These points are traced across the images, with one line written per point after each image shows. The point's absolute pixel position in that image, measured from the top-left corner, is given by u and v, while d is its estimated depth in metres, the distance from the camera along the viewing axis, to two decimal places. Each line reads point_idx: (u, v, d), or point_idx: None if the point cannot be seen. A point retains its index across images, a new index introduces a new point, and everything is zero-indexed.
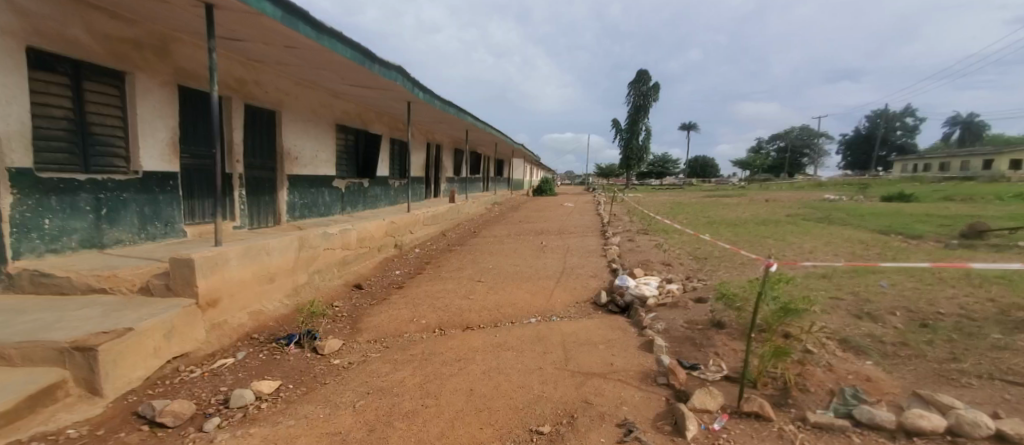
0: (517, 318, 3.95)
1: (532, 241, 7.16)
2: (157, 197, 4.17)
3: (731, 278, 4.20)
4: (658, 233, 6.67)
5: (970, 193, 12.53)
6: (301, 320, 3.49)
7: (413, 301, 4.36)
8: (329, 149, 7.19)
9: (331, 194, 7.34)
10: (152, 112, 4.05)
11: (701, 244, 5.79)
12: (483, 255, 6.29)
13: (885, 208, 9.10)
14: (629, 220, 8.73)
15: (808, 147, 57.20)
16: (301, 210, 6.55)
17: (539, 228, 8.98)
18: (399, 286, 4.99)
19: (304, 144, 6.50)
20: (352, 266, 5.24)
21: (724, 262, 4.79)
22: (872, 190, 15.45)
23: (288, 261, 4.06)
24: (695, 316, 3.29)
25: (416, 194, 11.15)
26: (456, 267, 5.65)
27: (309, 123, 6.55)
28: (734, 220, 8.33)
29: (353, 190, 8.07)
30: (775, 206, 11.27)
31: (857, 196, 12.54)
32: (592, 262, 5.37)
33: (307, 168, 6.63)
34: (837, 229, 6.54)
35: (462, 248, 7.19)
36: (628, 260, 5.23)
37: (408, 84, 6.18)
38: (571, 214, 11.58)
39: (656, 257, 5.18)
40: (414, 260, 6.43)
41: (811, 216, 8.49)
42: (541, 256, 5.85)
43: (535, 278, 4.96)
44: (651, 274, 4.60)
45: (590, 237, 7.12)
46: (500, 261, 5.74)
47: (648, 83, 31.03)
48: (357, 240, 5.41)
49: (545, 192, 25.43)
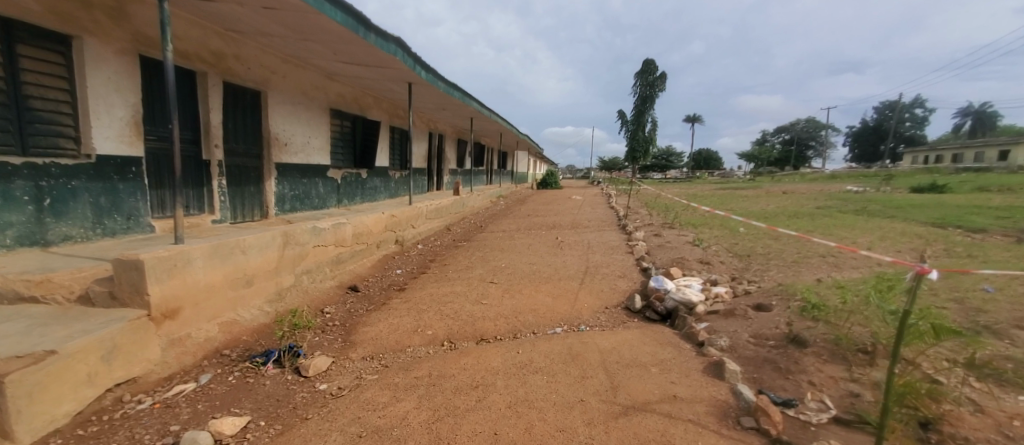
0: (540, 329, 3.34)
1: (546, 237, 6.55)
2: (116, 186, 3.54)
3: (788, 281, 3.58)
4: (685, 228, 6.04)
5: (1005, 185, 11.83)
6: (279, 333, 2.81)
7: (417, 307, 3.77)
8: (322, 135, 6.55)
9: (325, 185, 6.73)
10: (107, 84, 3.41)
11: (739, 239, 5.17)
12: (494, 251, 5.69)
13: (924, 200, 8.45)
14: (648, 214, 8.13)
15: (815, 140, 56.32)
16: (292, 203, 5.94)
17: (550, 222, 8.37)
18: (400, 288, 4.40)
19: (294, 129, 5.87)
20: (346, 265, 4.64)
21: (773, 261, 4.17)
22: (896, 181, 14.74)
23: (270, 261, 3.46)
24: (763, 329, 2.67)
25: (418, 186, 10.54)
26: (464, 266, 5.06)
27: (299, 106, 5.91)
28: (762, 213, 7.71)
29: (350, 181, 7.45)
30: (799, 198, 10.63)
31: (884, 188, 11.90)
32: (618, 260, 4.76)
33: (298, 157, 6.01)
34: (885, 223, 5.92)
35: (470, 243, 6.58)
36: (660, 258, 4.61)
37: (409, 61, 5.53)
38: (583, 207, 10.97)
39: (691, 255, 4.57)
40: (416, 258, 5.83)
41: (845, 209, 7.87)
42: (559, 253, 5.24)
43: (556, 278, 4.35)
44: (691, 275, 3.99)
45: (610, 232, 6.51)
46: (514, 259, 5.13)
47: (655, 73, 30.22)
48: (352, 236, 4.79)
49: (550, 185, 24.82)
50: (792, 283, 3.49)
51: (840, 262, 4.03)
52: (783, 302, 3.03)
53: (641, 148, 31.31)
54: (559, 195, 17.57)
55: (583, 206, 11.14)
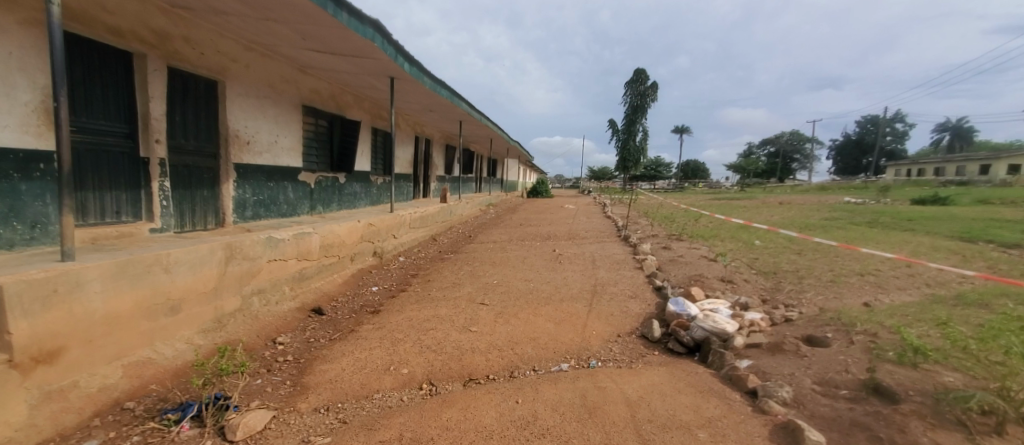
0: (542, 365, 2.71)
1: (542, 249, 5.94)
2: (16, 186, 2.67)
3: (833, 307, 3.03)
4: (695, 240, 5.51)
5: (1001, 198, 11.72)
6: (195, 382, 1.98)
7: (392, 335, 3.12)
8: (293, 135, 5.88)
9: (296, 189, 6.04)
10: (7, 61, 2.53)
11: (757, 254, 4.64)
12: (484, 265, 5.06)
13: (933, 212, 8.10)
14: (649, 224, 7.61)
15: (800, 152, 57.28)
16: (254, 209, 5.25)
17: (545, 232, 7.77)
18: (374, 310, 3.73)
19: (259, 126, 5.20)
20: (310, 282, 3.96)
21: (805, 280, 3.63)
22: (890, 192, 14.57)
23: (205, 282, 2.77)
24: (829, 374, 2.09)
25: (402, 193, 9.87)
26: (451, 282, 4.41)
27: (264, 101, 5.26)
28: (771, 224, 7.25)
29: (325, 185, 6.77)
30: (800, 210, 10.26)
31: (884, 200, 11.64)
32: (626, 277, 4.18)
33: (263, 157, 5.33)
34: (909, 236, 5.48)
35: (457, 256, 5.94)
36: (675, 276, 4.04)
37: (390, 50, 4.92)
38: (578, 217, 10.44)
39: (710, 273, 4.00)
40: (397, 273, 5.16)
41: (854, 221, 7.47)
42: (559, 269, 4.63)
43: (557, 299, 3.74)
44: (715, 297, 3.42)
45: (612, 244, 5.94)
46: (508, 275, 4.50)
47: (645, 83, 30.19)
48: (319, 248, 4.14)
49: (541, 194, 24.34)
50: (839, 310, 2.94)
51: (883, 282, 3.51)
52: (840, 334, 2.47)
53: (631, 158, 31.18)
54: (551, 204, 17.05)
55: (577, 216, 10.60)
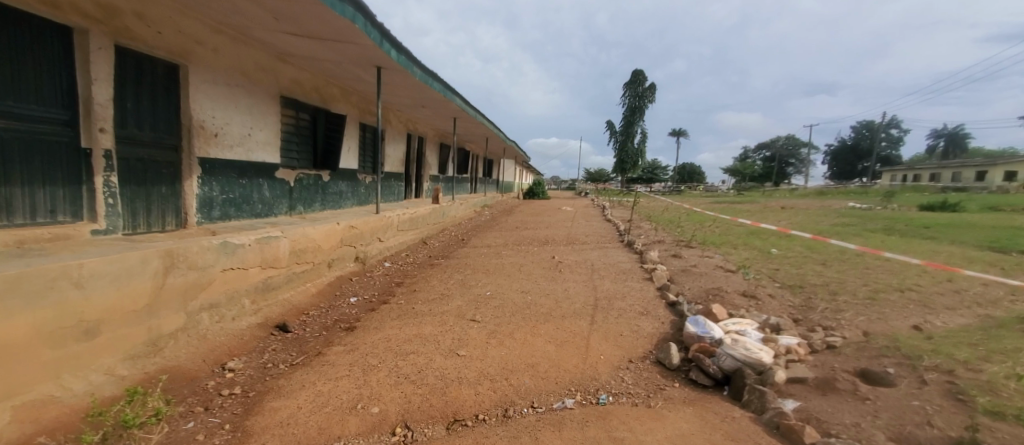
0: (542, 401, 2.26)
1: (539, 255, 5.48)
2: None
3: (880, 332, 2.60)
4: (707, 248, 5.07)
5: (1009, 204, 11.50)
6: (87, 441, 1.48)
7: (364, 360, 2.64)
8: (270, 128, 5.39)
9: (273, 187, 5.56)
10: None
11: (778, 264, 4.21)
12: (477, 274, 4.58)
13: (949, 219, 7.78)
14: (653, 229, 7.19)
15: (796, 156, 57.42)
16: (223, 209, 4.76)
17: (543, 236, 7.32)
18: (348, 327, 3.26)
19: (229, 117, 4.71)
20: (276, 294, 3.48)
21: (839, 297, 3.20)
22: (895, 198, 14.34)
23: (134, 299, 2.32)
24: (906, 427, 1.62)
25: (392, 193, 9.39)
26: (439, 293, 3.95)
27: (237, 90, 4.78)
28: (783, 230, 6.87)
29: (306, 184, 6.29)
30: (807, 215, 9.89)
31: (891, 205, 11.36)
32: (634, 290, 3.73)
33: (234, 151, 4.85)
34: (936, 245, 5.09)
35: (448, 262, 5.47)
36: (690, 289, 3.60)
37: (375, 34, 4.44)
38: (577, 219, 10.01)
39: (729, 286, 3.57)
40: (380, 281, 4.67)
41: (869, 228, 7.09)
42: (559, 279, 4.17)
43: (557, 315, 3.29)
44: (739, 315, 2.99)
45: (615, 251, 5.50)
46: (502, 286, 4.03)
47: (644, 84, 29.95)
48: (288, 254, 3.66)
49: (537, 195, 23.94)
50: (889, 335, 2.51)
51: (927, 300, 3.09)
52: (903, 369, 2.03)
53: (629, 160, 30.88)
54: (548, 206, 16.63)
55: (575, 219, 10.15)
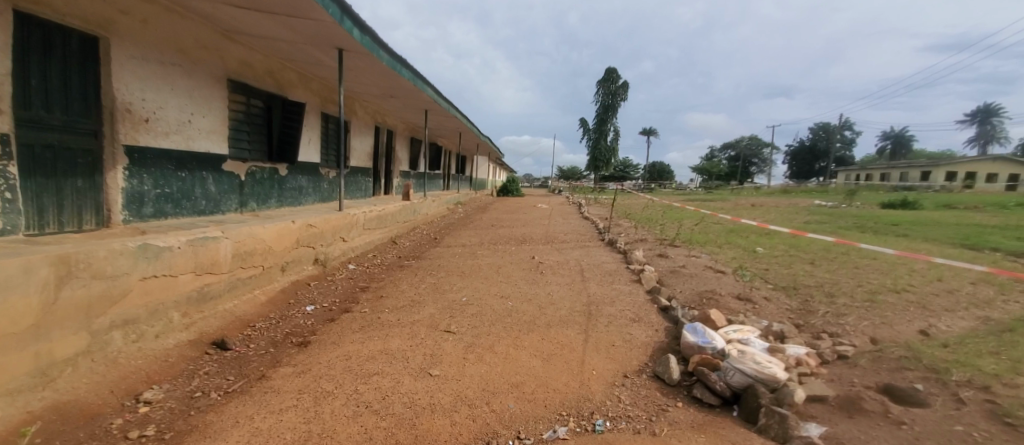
0: (530, 430, 1.91)
1: (518, 255, 5.14)
2: None
3: (890, 339, 2.41)
4: (692, 247, 4.88)
5: (960, 203, 12.16)
6: None
7: (317, 384, 2.21)
8: (214, 114, 4.78)
9: (219, 181, 4.95)
10: None
11: (768, 264, 4.05)
12: (451, 276, 4.18)
13: (914, 218, 8.04)
14: (633, 227, 7.01)
15: (759, 156, 59.82)
16: (157, 205, 4.15)
17: (520, 234, 6.99)
18: (301, 341, 2.80)
19: (164, 101, 4.10)
20: (213, 305, 2.97)
21: (837, 300, 3.03)
22: (856, 197, 14.93)
23: (15, 319, 1.80)
24: None
25: (358, 189, 8.81)
26: (409, 299, 3.53)
27: (173, 70, 4.17)
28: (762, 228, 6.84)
29: (259, 178, 5.69)
30: (779, 213, 10.03)
31: (856, 203, 11.77)
32: (623, 294, 3.46)
33: (171, 139, 4.24)
34: (913, 244, 5.12)
35: (420, 263, 5.03)
36: (683, 292, 3.36)
37: (334, 9, 3.94)
38: (555, 217, 9.76)
39: (723, 289, 3.35)
40: (343, 285, 4.19)
41: (842, 226, 7.18)
42: (541, 282, 3.84)
43: (542, 324, 2.96)
44: (737, 321, 2.76)
45: (597, 250, 5.24)
46: (480, 290, 3.66)
47: (617, 82, 30.18)
48: (230, 259, 3.15)
49: (511, 192, 23.62)
50: (901, 343, 2.32)
51: (925, 302, 2.96)
52: (932, 385, 1.83)
53: (603, 158, 31.05)
54: (524, 203, 16.34)
55: (552, 217, 9.88)
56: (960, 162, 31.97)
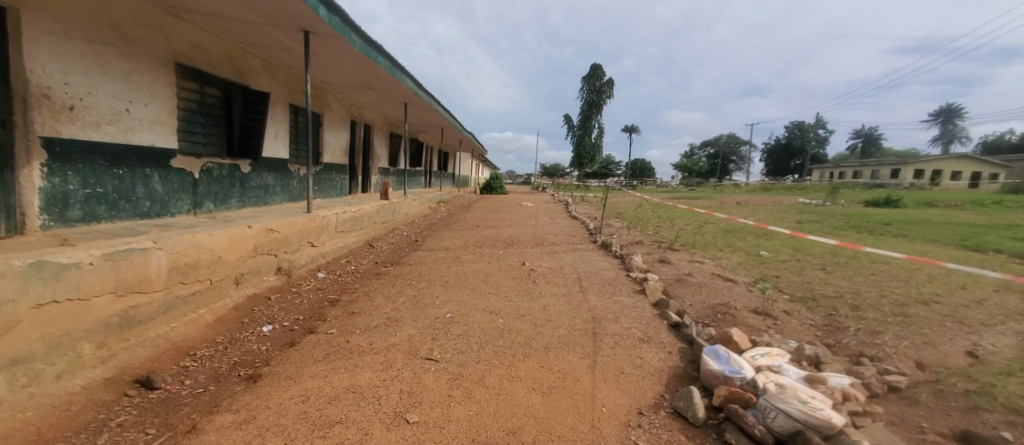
0: None
1: (507, 261, 4.71)
2: None
3: (942, 366, 2.11)
4: (693, 251, 4.56)
5: (939, 201, 12.37)
6: None
7: (263, 438, 1.72)
8: (158, 102, 4.17)
9: (167, 179, 4.35)
10: None
11: (778, 271, 3.75)
12: (433, 287, 3.73)
13: (903, 217, 8.01)
14: (625, 228, 6.69)
15: (737, 154, 61.00)
16: (86, 208, 3.55)
17: (507, 236, 6.58)
18: (250, 374, 2.30)
19: (94, 86, 3.49)
20: (141, 330, 2.42)
21: (866, 315, 2.73)
22: (838, 195, 15.08)
23: None
24: None
25: (332, 186, 8.22)
26: (385, 316, 3.08)
27: (105, 50, 3.56)
28: (758, 228, 6.62)
29: (216, 175, 5.09)
30: (768, 212, 9.92)
31: (841, 202, 11.82)
32: (627, 307, 3.08)
33: (103, 131, 3.62)
34: (917, 247, 4.94)
35: (398, 270, 4.56)
36: (694, 306, 3.02)
37: None
38: (543, 216, 9.40)
39: (738, 302, 3.02)
40: (309, 298, 3.68)
41: (835, 226, 7.03)
42: (535, 295, 3.43)
43: (540, 347, 2.56)
44: (763, 342, 2.41)
45: (592, 254, 4.87)
46: (466, 305, 3.23)
47: (601, 79, 30.05)
48: (166, 274, 2.61)
49: (495, 190, 23.17)
50: (956, 370, 2.02)
51: (961, 316, 2.70)
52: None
53: (587, 155, 30.87)
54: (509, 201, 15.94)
55: (539, 216, 9.51)
56: (928, 161, 33.18)
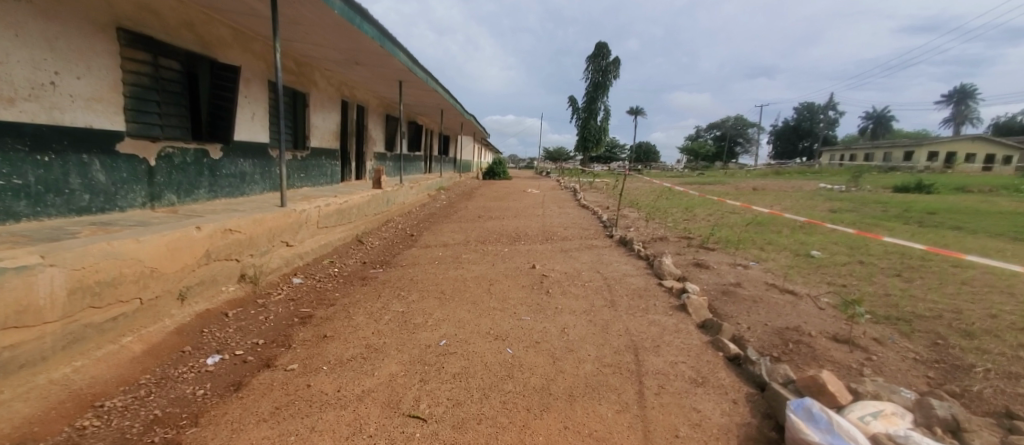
0: None
1: (513, 262, 4.08)
2: None
3: None
4: (732, 252, 3.91)
5: (970, 186, 11.62)
6: None
7: None
8: (95, 76, 3.48)
9: (113, 168, 3.69)
10: None
11: (844, 279, 3.10)
12: (426, 299, 3.11)
13: (947, 205, 7.31)
14: (643, 220, 6.03)
15: (744, 137, 59.67)
16: None
17: (513, 229, 5.94)
18: (166, 440, 1.66)
19: (2, 52, 2.79)
20: (26, 376, 1.77)
21: (987, 347, 2.09)
22: (859, 179, 14.30)
23: None
24: None
25: (320, 174, 7.54)
26: (364, 342, 2.45)
27: (16, 7, 2.84)
28: (792, 220, 5.95)
29: (178, 163, 4.42)
30: (792, 199, 9.23)
31: (867, 187, 11.06)
32: (668, 332, 2.45)
33: (20, 108, 2.95)
34: (988, 243, 4.28)
35: (388, 274, 3.93)
36: (753, 330, 2.37)
37: None
38: (550, 205, 8.74)
39: (811, 325, 2.37)
40: (276, 312, 3.06)
41: (876, 217, 6.36)
42: (551, 313, 2.80)
43: (563, 393, 1.93)
44: (868, 395, 1.73)
45: (612, 254, 4.22)
46: (466, 328, 2.60)
47: (607, 58, 28.95)
48: (61, 299, 1.93)
49: (498, 175, 22.40)
50: None
51: None
52: None
53: (593, 138, 29.95)
54: (513, 188, 15.24)
55: (546, 205, 8.85)
56: (945, 142, 32.09)
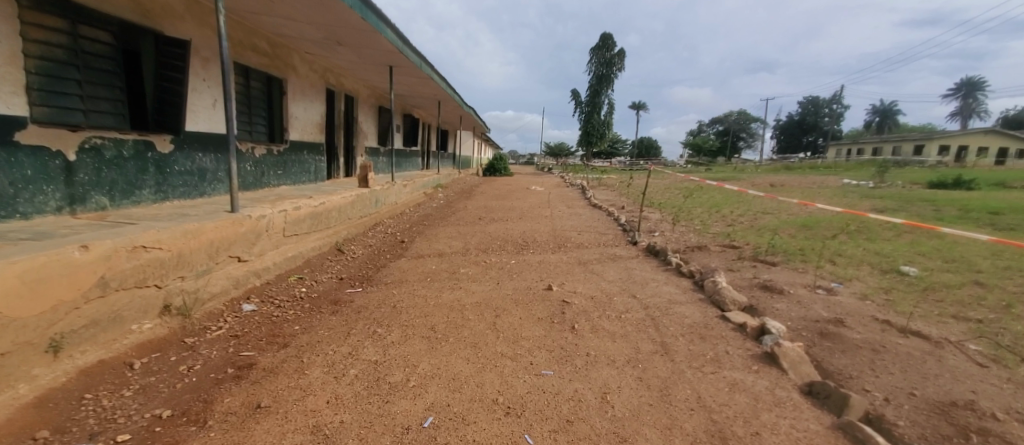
0: None
1: (524, 281, 3.27)
2: None
3: None
4: (800, 268, 3.09)
5: (1008, 181, 10.77)
6: None
7: None
8: None
9: (10, 163, 2.85)
10: None
11: (975, 312, 2.30)
12: (410, 340, 2.30)
13: (1008, 203, 6.48)
14: (671, 224, 5.20)
15: (748, 131, 58.63)
16: None
17: (520, 234, 5.12)
18: None
19: None
20: None
21: None
22: (882, 174, 13.47)
23: None
24: None
25: (300, 171, 6.69)
26: (311, 424, 1.62)
27: None
28: (844, 223, 5.14)
29: (110, 157, 3.58)
30: (825, 197, 8.39)
31: (898, 184, 10.20)
32: (766, 405, 1.63)
33: None
34: None
35: (366, 297, 3.13)
36: (898, 407, 1.54)
37: None
38: (559, 205, 7.91)
39: (985, 399, 1.56)
40: (205, 360, 2.23)
41: (936, 218, 5.52)
42: (582, 366, 1.99)
43: None
44: None
45: (646, 270, 3.41)
46: (462, 394, 1.79)
47: (612, 50, 27.97)
48: None
49: (500, 172, 21.47)
50: None
51: None
52: None
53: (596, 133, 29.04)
54: (516, 185, 14.39)
55: (552, 205, 8.02)
56: (958, 136, 31.16)
